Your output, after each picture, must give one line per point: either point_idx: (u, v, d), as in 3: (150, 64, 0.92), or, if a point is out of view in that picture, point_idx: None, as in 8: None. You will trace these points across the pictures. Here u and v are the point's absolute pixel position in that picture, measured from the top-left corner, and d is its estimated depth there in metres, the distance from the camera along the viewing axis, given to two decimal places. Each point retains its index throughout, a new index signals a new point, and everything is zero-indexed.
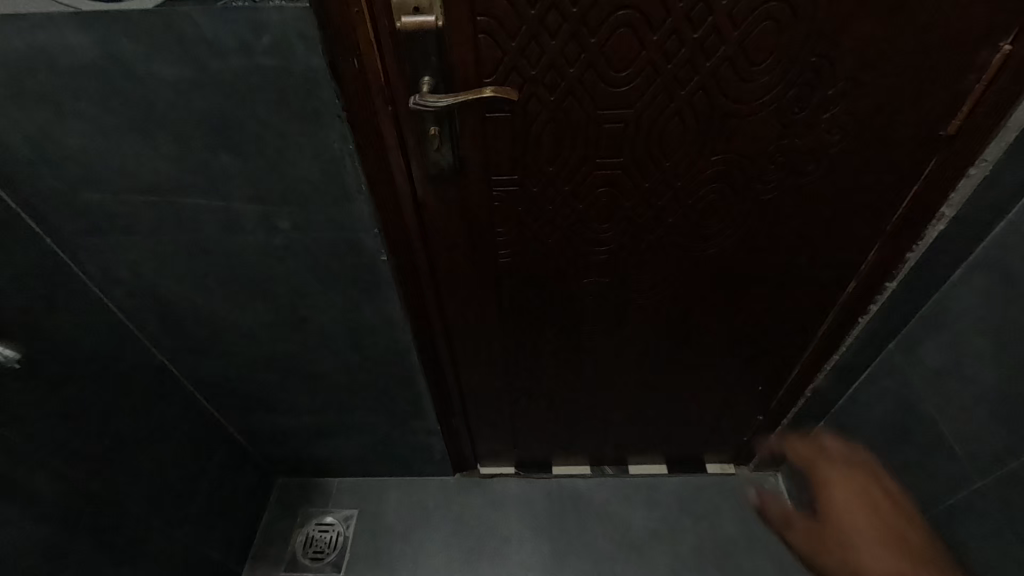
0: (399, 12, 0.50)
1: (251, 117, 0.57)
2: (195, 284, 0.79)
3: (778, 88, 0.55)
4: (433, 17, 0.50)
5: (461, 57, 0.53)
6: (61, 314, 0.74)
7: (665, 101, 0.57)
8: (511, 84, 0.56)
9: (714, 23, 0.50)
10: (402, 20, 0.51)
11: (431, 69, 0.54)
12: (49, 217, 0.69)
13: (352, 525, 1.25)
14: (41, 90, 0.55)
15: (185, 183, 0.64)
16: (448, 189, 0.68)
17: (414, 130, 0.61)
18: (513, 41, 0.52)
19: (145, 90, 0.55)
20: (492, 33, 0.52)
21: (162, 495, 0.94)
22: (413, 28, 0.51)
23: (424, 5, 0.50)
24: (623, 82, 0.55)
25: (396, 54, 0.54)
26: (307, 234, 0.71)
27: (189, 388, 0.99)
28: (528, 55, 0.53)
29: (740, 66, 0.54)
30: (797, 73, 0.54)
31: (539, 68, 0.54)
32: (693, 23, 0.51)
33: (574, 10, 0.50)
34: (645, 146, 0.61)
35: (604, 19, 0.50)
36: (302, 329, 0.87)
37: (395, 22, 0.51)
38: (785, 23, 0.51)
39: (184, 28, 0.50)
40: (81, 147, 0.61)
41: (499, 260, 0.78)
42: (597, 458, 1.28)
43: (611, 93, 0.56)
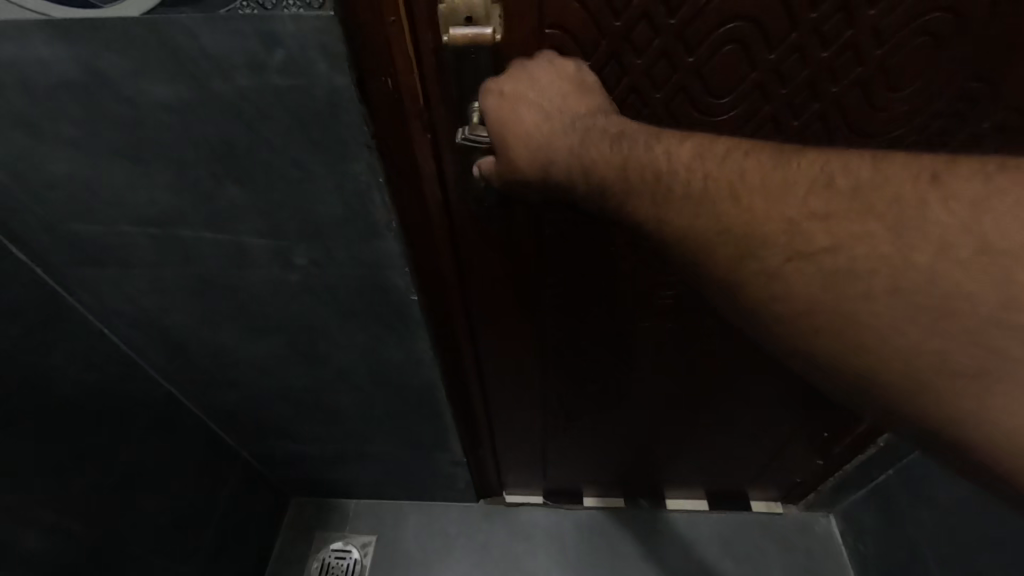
0: (447, 23, 0.42)
1: (262, 145, 0.48)
2: (202, 318, 0.70)
3: (915, 119, 0.47)
4: (489, 29, 0.43)
5: None
6: (56, 354, 0.66)
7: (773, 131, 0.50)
8: None
9: (850, 38, 0.43)
10: (450, 32, 0.42)
11: (481, 91, 0.47)
12: (36, 248, 0.60)
13: (369, 552, 1.18)
14: (14, 110, 0.46)
15: (187, 215, 0.55)
16: (492, 224, 0.60)
17: (456, 158, 0.52)
18: (589, 61, 0.46)
19: (136, 111, 0.46)
20: (561, 49, 0.45)
21: (168, 533, 0.87)
22: (464, 42, 0.43)
23: (479, 14, 0.42)
24: (723, 108, 0.48)
25: (441, 72, 0.45)
26: (327, 271, 0.61)
27: (200, 417, 0.92)
28: (605, 77, 0.47)
29: (869, 90, 0.46)
30: (945, 101, 0.46)
31: (617, 92, 0.48)
32: (823, 39, 0.43)
33: (672, 22, 0.43)
34: None
35: (709, 33, 0.44)
36: (320, 363, 0.78)
37: (441, 35, 0.43)
38: (944, 39, 0.43)
39: (178, 40, 0.40)
40: (66, 173, 0.52)
41: (546, 298, 0.71)
42: (632, 489, 1.20)
43: (707, 121, 0.49)
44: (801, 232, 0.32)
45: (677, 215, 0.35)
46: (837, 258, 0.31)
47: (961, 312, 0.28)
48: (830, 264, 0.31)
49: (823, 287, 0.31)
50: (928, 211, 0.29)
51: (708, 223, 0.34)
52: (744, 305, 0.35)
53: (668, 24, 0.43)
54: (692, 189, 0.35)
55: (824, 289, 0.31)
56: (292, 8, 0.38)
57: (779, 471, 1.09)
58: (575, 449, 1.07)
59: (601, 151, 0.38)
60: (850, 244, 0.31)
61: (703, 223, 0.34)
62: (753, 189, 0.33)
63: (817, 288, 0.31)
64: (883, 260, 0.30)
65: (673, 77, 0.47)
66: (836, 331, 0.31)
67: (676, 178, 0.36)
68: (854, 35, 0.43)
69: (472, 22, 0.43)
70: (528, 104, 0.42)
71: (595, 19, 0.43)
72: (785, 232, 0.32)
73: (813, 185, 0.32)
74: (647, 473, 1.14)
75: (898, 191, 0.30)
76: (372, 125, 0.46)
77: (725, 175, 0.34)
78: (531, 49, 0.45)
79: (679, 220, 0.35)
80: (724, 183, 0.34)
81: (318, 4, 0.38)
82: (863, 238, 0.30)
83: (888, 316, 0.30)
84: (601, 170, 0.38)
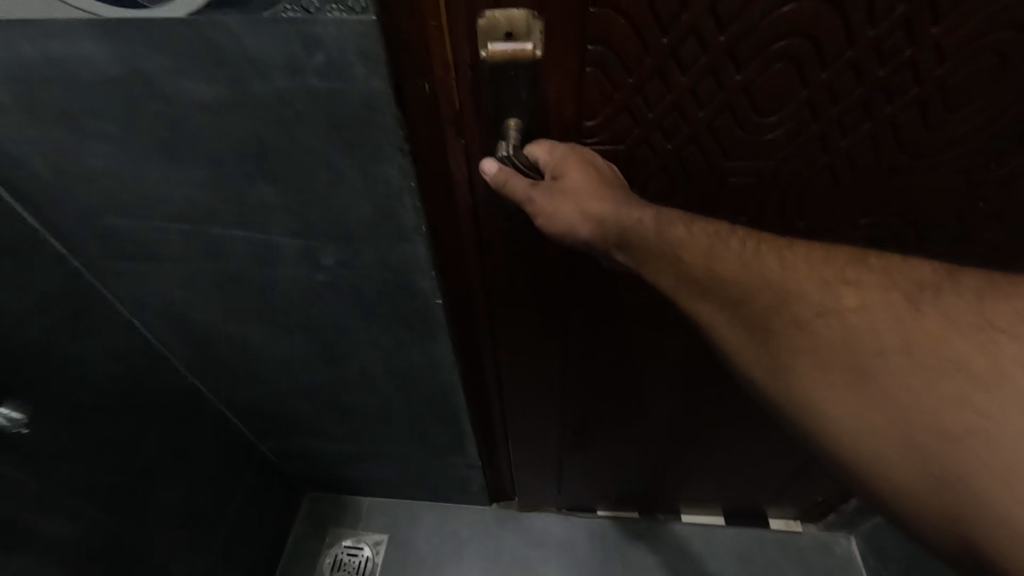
0: (486, 38, 0.41)
1: (297, 146, 0.48)
2: (229, 315, 0.71)
3: (966, 140, 0.48)
4: (529, 45, 0.42)
5: (558, 91, 0.46)
6: (87, 343, 0.67)
7: (818, 147, 0.50)
8: (620, 125, 0.49)
9: (909, 56, 0.42)
10: (488, 47, 0.42)
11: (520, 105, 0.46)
12: (72, 240, 0.62)
13: (381, 551, 1.19)
14: (59, 107, 0.47)
15: (219, 212, 0.56)
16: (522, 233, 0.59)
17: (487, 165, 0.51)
18: (630, 76, 0.45)
19: (176, 110, 0.46)
20: (603, 64, 0.44)
21: (187, 523, 0.89)
22: (502, 57, 0.42)
23: (519, 30, 0.41)
24: (769, 126, 0.48)
25: (477, 79, 0.45)
26: (353, 272, 0.62)
27: (222, 410, 0.93)
28: (646, 93, 0.46)
29: (921, 106, 0.46)
30: (998, 122, 0.47)
31: (658, 110, 0.47)
32: (881, 57, 0.43)
33: (721, 39, 0.42)
34: (779, 199, 0.55)
35: (759, 51, 0.43)
36: (341, 362, 0.79)
37: (479, 49, 0.42)
38: (1007, 61, 0.42)
39: (220, 42, 0.41)
40: (105, 168, 0.52)
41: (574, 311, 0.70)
42: (647, 504, 1.18)
43: (751, 138, 0.49)
44: (835, 292, 0.41)
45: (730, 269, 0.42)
46: (861, 317, 0.40)
47: (971, 364, 0.36)
48: (853, 321, 0.40)
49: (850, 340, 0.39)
50: (942, 295, 0.39)
51: (761, 281, 0.42)
52: (786, 353, 0.41)
53: (716, 39, 0.42)
54: (748, 251, 0.43)
55: (852, 345, 0.39)
56: (335, 12, 0.38)
57: (800, 490, 1.07)
58: (591, 462, 1.05)
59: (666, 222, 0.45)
60: (875, 310, 0.40)
61: (755, 279, 0.42)
62: (799, 260, 0.43)
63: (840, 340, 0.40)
64: (896, 325, 0.39)
65: (717, 93, 0.46)
66: (855, 381, 0.39)
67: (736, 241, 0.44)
68: (915, 54, 0.42)
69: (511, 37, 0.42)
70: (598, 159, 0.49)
71: (640, 33, 0.42)
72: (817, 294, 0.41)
73: (848, 261, 0.42)
74: (664, 489, 1.12)
75: (919, 278, 0.41)
76: (407, 129, 0.46)
77: (775, 246, 0.44)
78: (572, 64, 0.44)
79: (737, 274, 0.42)
80: (774, 251, 0.43)
81: (360, 8, 0.38)
82: (886, 308, 0.40)
83: (899, 369, 0.38)
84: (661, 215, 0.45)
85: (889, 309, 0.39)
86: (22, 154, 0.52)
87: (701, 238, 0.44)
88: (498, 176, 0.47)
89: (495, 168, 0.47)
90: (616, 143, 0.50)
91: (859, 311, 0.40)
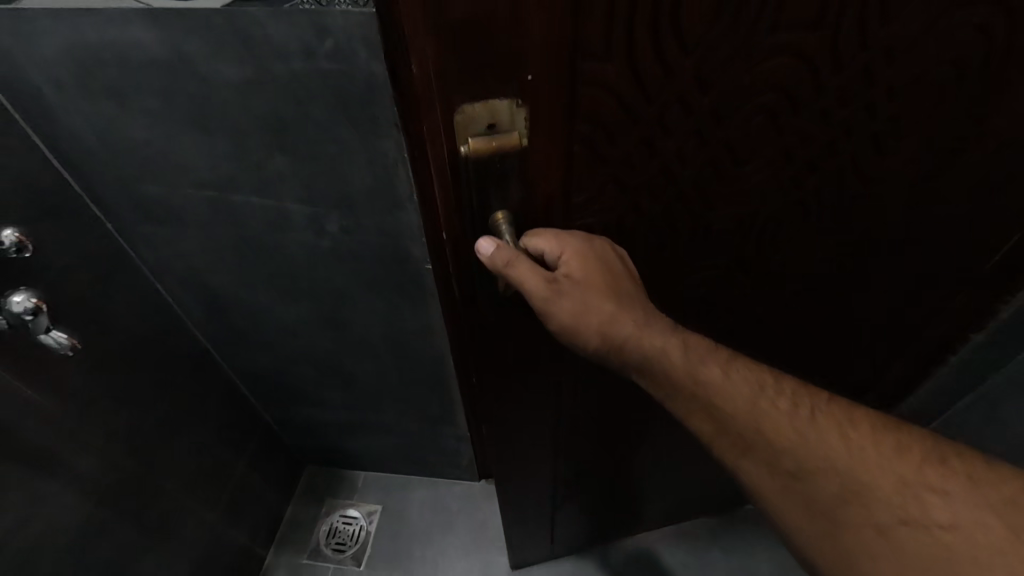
0: (466, 134, 0.45)
1: (308, 121, 0.57)
2: (243, 279, 0.79)
3: (912, 163, 0.57)
4: (511, 134, 0.45)
5: (544, 170, 0.50)
6: (116, 299, 0.76)
7: (789, 183, 0.58)
8: (608, 193, 0.54)
9: (869, 96, 0.50)
10: (468, 141, 0.45)
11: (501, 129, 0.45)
12: (109, 205, 0.70)
13: (374, 520, 1.26)
14: (110, 84, 0.56)
15: (240, 181, 0.64)
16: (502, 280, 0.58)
17: None
18: (618, 148, 0.50)
19: (208, 88, 0.55)
20: (591, 141, 0.48)
21: (196, 476, 0.96)
22: (485, 148, 0.45)
23: (501, 122, 0.45)
24: (749, 168, 0.55)
25: None
26: (354, 238, 0.70)
27: (232, 377, 1.01)
28: (634, 158, 0.51)
29: (874, 136, 0.54)
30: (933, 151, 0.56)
31: (643, 173, 0.53)
32: (843, 100, 0.50)
33: (705, 100, 0.48)
34: (762, 232, 0.63)
35: (738, 109, 0.49)
36: (342, 328, 0.87)
37: (460, 143, 0.45)
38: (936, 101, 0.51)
39: (248, 29, 0.49)
40: (143, 139, 0.61)
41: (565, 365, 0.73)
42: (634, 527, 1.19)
43: (732, 181, 0.56)
44: (913, 495, 0.42)
45: (781, 429, 0.47)
46: (956, 540, 0.40)
47: None
48: (946, 539, 0.41)
49: (928, 553, 0.40)
50: None
51: (812, 450, 0.46)
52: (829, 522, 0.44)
53: (701, 103, 0.48)
54: (803, 419, 0.47)
55: (932, 554, 0.40)
56: (342, 5, 0.46)
57: None
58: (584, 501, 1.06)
59: (715, 375, 0.50)
60: (969, 530, 0.40)
61: (805, 447, 0.46)
62: (862, 438, 0.45)
63: (918, 551, 0.41)
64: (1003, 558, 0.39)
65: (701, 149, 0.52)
66: None
67: (787, 402, 0.48)
68: (868, 99, 0.51)
69: (494, 128, 0.45)
70: (608, 258, 0.54)
71: (627, 108, 0.46)
72: (875, 480, 0.44)
73: (928, 457, 0.44)
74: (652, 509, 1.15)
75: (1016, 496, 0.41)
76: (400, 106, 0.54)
77: (836, 417, 0.47)
78: (556, 139, 0.47)
79: (787, 439, 0.46)
80: (833, 422, 0.46)
81: (362, 2, 0.46)
82: (988, 533, 0.40)
83: None
84: (689, 353, 0.51)
85: (984, 533, 0.40)
86: (75, 126, 0.61)
87: (741, 386, 0.49)
88: (491, 255, 0.50)
89: (491, 247, 0.50)
90: (602, 207, 0.55)
91: (953, 531, 0.41)
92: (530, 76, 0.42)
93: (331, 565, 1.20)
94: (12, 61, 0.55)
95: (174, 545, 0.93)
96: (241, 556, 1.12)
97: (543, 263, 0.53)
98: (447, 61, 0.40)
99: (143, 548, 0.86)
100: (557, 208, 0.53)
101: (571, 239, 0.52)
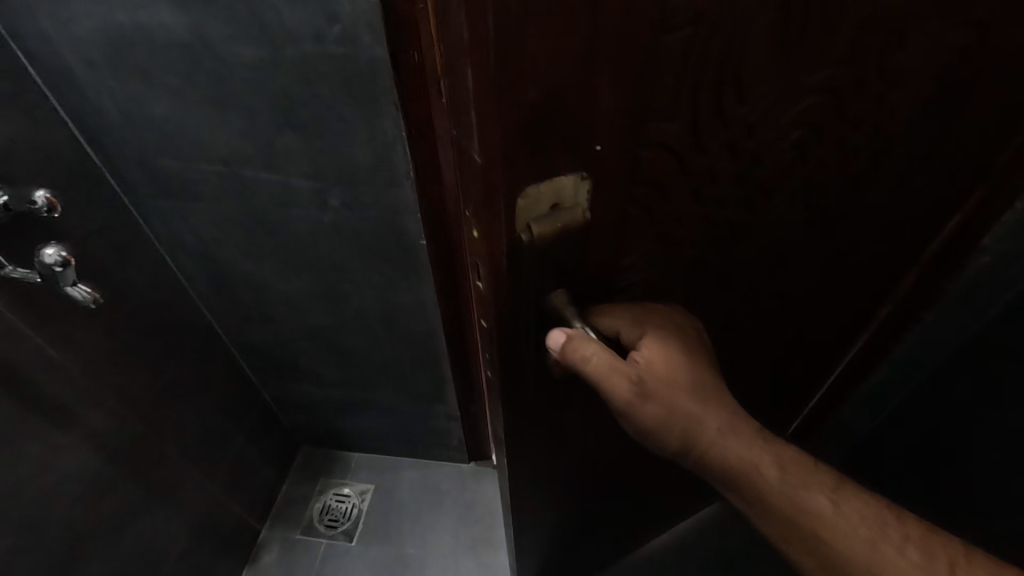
0: (529, 221, 0.36)
1: (315, 100, 0.62)
2: (249, 253, 0.85)
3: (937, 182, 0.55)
4: (576, 210, 0.38)
5: (601, 240, 0.42)
6: (129, 267, 0.81)
7: (824, 217, 0.54)
8: (661, 254, 0.47)
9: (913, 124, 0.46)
10: (531, 228, 0.37)
11: (566, 201, 0.37)
12: (126, 178, 0.75)
13: (366, 498, 1.30)
14: (136, 63, 0.62)
15: (250, 156, 0.70)
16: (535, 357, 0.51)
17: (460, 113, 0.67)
18: (674, 209, 0.43)
19: (226, 67, 0.60)
20: (648, 205, 0.41)
21: (197, 445, 1.00)
22: (550, 231, 0.37)
23: (565, 200, 0.37)
24: (794, 209, 0.51)
25: None
26: (355, 213, 0.75)
27: (234, 353, 1.05)
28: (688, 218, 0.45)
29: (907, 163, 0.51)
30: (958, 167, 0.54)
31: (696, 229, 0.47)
32: (887, 131, 0.46)
33: (762, 151, 0.42)
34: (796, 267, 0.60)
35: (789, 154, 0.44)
36: (340, 303, 0.92)
37: (519, 232, 0.37)
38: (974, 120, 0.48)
39: (265, 15, 0.55)
40: (163, 116, 0.67)
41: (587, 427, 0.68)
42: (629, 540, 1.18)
43: (777, 224, 0.52)
44: None
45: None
46: None
47: None
48: None
49: None
50: None
51: None
52: None
53: (761, 153, 0.42)
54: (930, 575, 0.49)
55: None
56: None
57: None
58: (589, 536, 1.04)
59: (825, 509, 0.52)
60: None
61: None
62: None
63: None
64: None
65: (743, 196, 0.46)
66: None
67: (906, 550, 0.50)
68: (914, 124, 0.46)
69: (557, 208, 0.37)
70: (685, 342, 0.53)
71: (688, 170, 0.40)
72: None
73: None
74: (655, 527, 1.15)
75: None
76: (399, 87, 0.60)
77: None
78: (617, 208, 0.40)
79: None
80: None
81: None
82: None
83: None
84: (784, 473, 0.53)
85: None
86: (100, 103, 0.66)
87: (858, 525, 0.52)
88: (566, 349, 0.45)
89: (566, 338, 0.45)
90: (650, 266, 0.48)
91: None
92: (599, 148, 0.34)
93: (323, 541, 1.24)
94: (50, 42, 0.61)
95: (175, 509, 0.97)
96: (236, 528, 1.16)
97: (613, 344, 0.51)
98: (509, 150, 0.31)
99: (146, 509, 0.91)
100: (607, 276, 0.46)
101: (645, 319, 0.51)
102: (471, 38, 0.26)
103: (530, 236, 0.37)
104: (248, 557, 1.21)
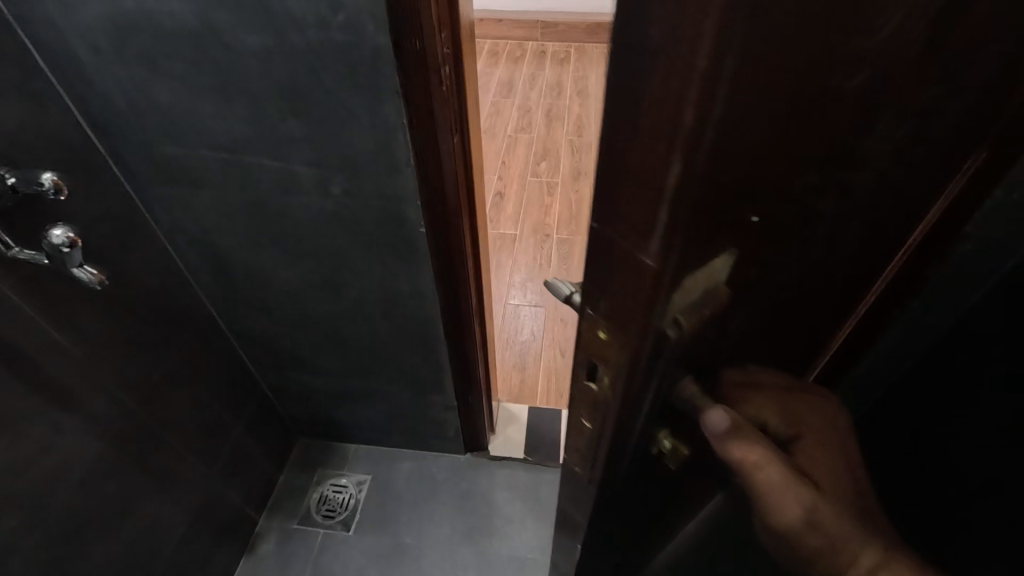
0: (672, 311, 0.30)
1: (319, 88, 0.64)
2: (250, 241, 0.86)
3: None
4: (722, 293, 0.32)
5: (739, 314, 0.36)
6: (132, 254, 0.82)
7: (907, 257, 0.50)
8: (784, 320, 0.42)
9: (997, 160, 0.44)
10: (672, 318, 0.31)
11: (715, 285, 0.31)
12: (130, 165, 0.77)
13: (364, 489, 1.31)
14: (143, 50, 0.63)
15: (254, 144, 0.71)
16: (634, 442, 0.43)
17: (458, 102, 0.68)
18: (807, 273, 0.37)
19: (231, 55, 0.62)
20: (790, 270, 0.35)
21: (196, 434, 1.01)
22: (693, 319, 0.31)
23: (715, 285, 0.31)
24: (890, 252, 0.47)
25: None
26: (356, 201, 0.77)
27: (233, 342, 1.07)
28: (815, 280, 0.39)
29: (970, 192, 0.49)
30: None
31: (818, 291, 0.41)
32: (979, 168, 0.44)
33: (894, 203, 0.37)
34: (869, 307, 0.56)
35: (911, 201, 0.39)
36: (340, 292, 0.93)
37: (658, 322, 0.31)
38: None
39: (272, 2, 0.57)
40: (168, 103, 0.68)
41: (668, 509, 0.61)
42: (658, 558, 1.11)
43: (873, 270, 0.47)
44: None
45: None
46: None
47: None
48: None
49: None
50: None
51: None
52: None
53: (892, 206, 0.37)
54: None
55: None
56: None
57: None
58: None
59: None
60: None
61: None
62: None
63: None
64: None
65: (863, 252, 0.40)
66: None
67: None
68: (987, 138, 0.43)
69: (705, 294, 0.31)
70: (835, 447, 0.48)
71: (835, 232, 0.34)
72: None
73: None
74: None
75: None
76: (402, 76, 0.61)
77: None
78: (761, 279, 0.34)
79: None
80: None
81: None
82: None
83: None
84: None
85: None
86: (106, 90, 0.68)
87: None
88: (726, 436, 0.39)
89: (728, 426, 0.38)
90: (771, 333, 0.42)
91: None
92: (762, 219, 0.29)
93: (321, 531, 1.25)
94: (57, 29, 0.62)
95: (174, 495, 0.98)
96: (234, 517, 1.17)
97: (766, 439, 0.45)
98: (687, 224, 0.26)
99: (147, 495, 0.92)
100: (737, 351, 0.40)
101: (802, 417, 0.46)
102: (699, 113, 0.22)
103: (678, 331, 0.32)
104: (245, 547, 1.22)
